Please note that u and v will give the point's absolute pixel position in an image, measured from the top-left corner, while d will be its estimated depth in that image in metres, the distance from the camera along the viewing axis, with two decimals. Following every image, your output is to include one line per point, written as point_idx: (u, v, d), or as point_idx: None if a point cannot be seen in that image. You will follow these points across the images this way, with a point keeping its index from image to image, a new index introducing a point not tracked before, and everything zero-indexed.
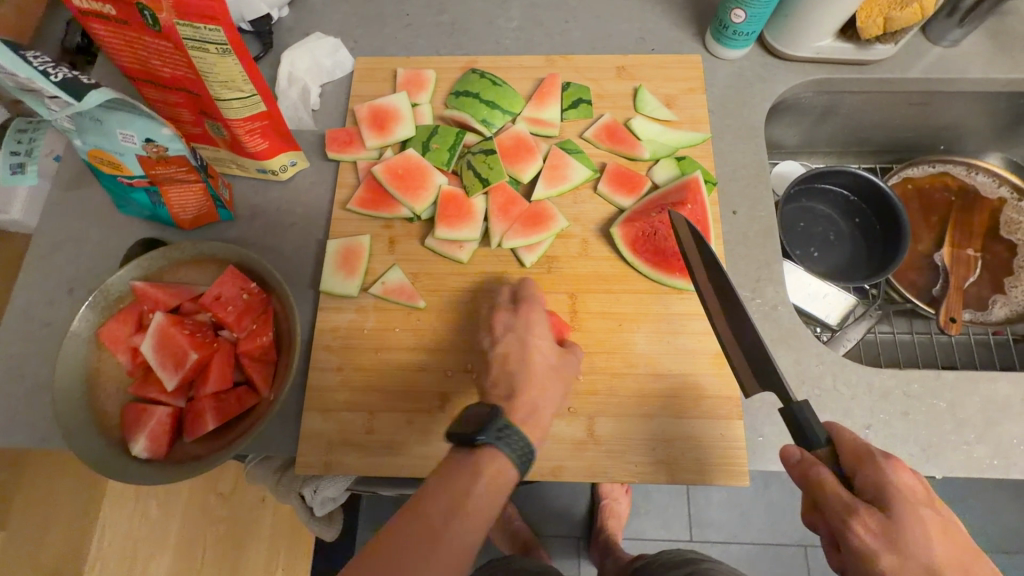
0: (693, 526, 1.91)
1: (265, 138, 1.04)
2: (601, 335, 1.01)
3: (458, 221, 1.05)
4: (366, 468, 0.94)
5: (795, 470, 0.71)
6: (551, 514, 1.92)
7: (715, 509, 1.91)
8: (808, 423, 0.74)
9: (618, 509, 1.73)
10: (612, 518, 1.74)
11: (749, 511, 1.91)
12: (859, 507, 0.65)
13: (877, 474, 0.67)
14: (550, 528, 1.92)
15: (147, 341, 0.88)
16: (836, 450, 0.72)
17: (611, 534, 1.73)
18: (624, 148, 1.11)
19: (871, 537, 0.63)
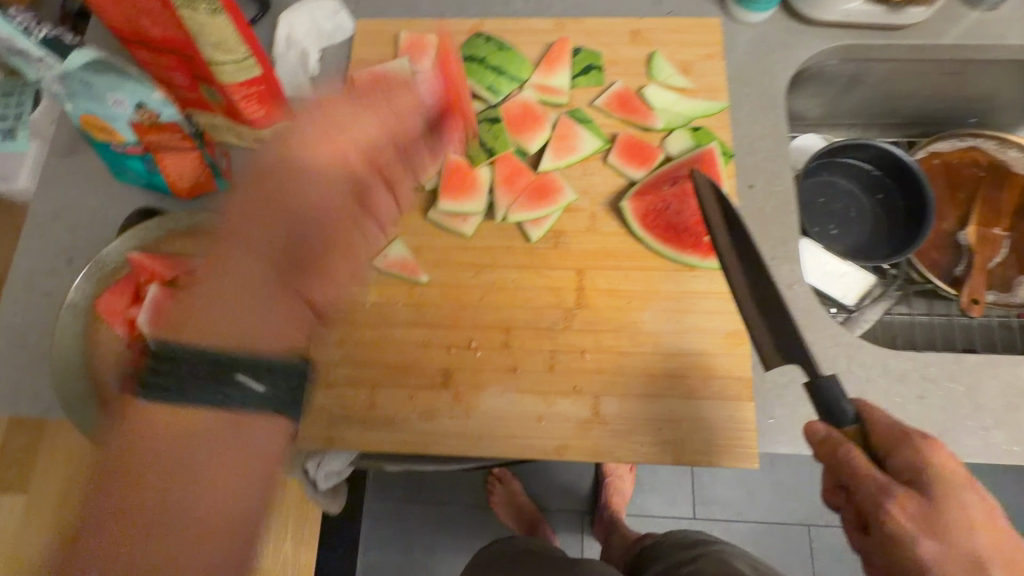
0: (697, 503, 1.90)
1: (262, 105, 1.00)
2: (608, 313, 0.98)
3: (461, 191, 1.02)
4: (368, 443, 0.94)
5: (823, 450, 0.69)
6: (555, 489, 1.93)
7: (719, 487, 1.90)
8: (835, 400, 0.72)
9: (622, 486, 1.75)
10: (617, 494, 1.76)
11: (754, 489, 1.90)
12: (896, 489, 0.63)
13: (914, 456, 0.65)
14: (554, 503, 1.92)
15: (144, 313, 0.86)
16: (866, 429, 0.71)
17: (614, 513, 1.73)
18: (636, 118, 1.06)
19: (907, 518, 0.62)
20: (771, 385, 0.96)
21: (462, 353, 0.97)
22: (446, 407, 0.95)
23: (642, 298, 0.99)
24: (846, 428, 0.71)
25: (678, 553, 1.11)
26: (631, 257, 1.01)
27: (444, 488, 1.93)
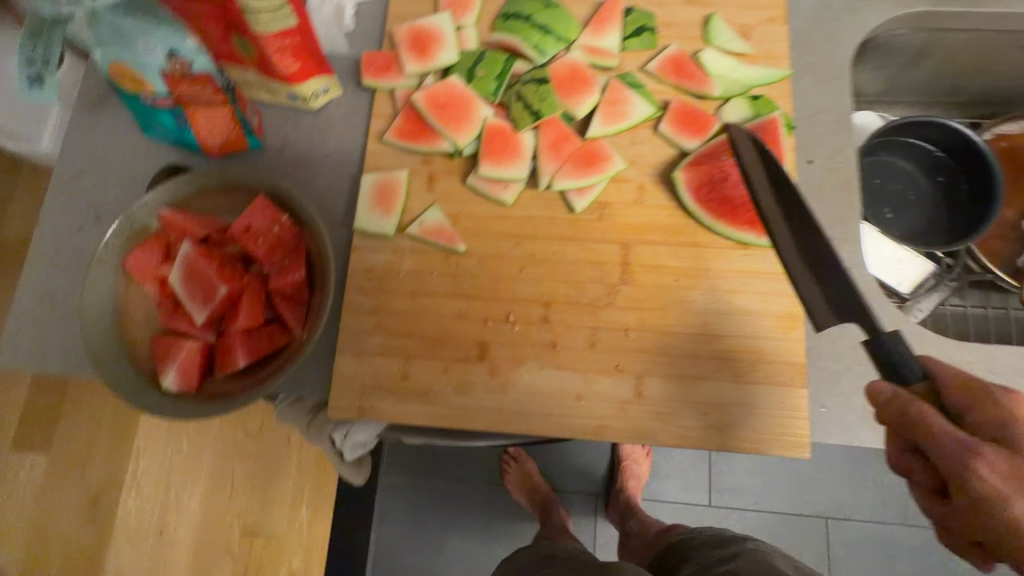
0: (712, 490, 1.87)
1: (296, 59, 0.94)
2: (654, 290, 0.93)
3: (504, 157, 0.96)
4: (400, 414, 0.91)
5: (890, 409, 0.64)
6: (570, 470, 1.89)
7: (738, 475, 1.86)
8: (903, 357, 0.68)
9: (639, 471, 1.72)
10: (633, 479, 1.73)
11: (773, 479, 1.85)
12: (983, 447, 0.58)
13: (995, 409, 0.60)
14: (569, 484, 1.89)
15: (176, 272, 0.83)
16: (935, 384, 0.66)
17: (630, 496, 1.70)
18: (691, 84, 0.99)
19: (997, 476, 0.57)
20: (823, 372, 0.91)
21: (499, 326, 0.93)
22: (481, 381, 0.91)
23: (689, 274, 0.94)
24: (915, 385, 0.67)
25: (709, 552, 1.09)
26: (680, 232, 0.95)
27: (454, 467, 1.82)
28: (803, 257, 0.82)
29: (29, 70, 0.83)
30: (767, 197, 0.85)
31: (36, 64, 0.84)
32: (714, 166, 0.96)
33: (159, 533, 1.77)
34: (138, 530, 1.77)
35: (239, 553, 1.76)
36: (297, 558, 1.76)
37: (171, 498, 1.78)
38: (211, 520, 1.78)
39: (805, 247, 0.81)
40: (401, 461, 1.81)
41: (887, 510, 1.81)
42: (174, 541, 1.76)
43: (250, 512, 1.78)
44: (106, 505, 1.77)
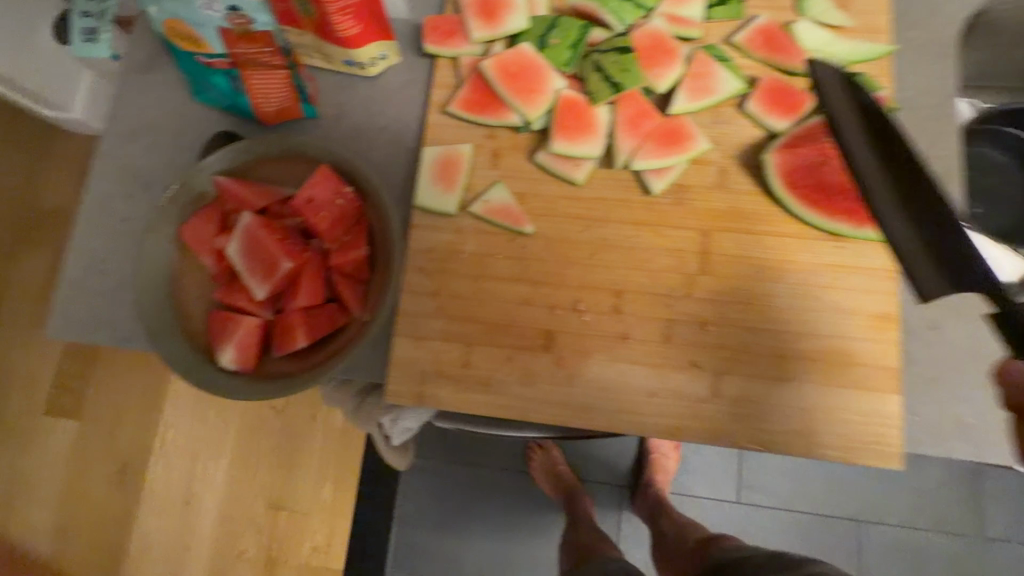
0: (741, 488, 1.76)
1: (357, 21, 0.87)
2: (735, 282, 0.87)
3: (578, 133, 0.89)
4: (460, 403, 0.86)
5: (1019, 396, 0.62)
6: (596, 459, 1.82)
7: (768, 473, 1.75)
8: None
9: (667, 464, 1.66)
10: (661, 474, 1.67)
11: (806, 480, 1.74)
12: None
13: None
14: (592, 474, 1.81)
15: (233, 244, 0.77)
16: None
17: (658, 491, 1.65)
18: (783, 59, 0.91)
19: None
20: (916, 377, 0.85)
21: (565, 314, 0.88)
22: (547, 372, 0.86)
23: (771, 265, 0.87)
24: None
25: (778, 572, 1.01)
26: (764, 220, 0.88)
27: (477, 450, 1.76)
28: (896, 194, 0.74)
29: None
30: (847, 118, 0.78)
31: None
32: (803, 149, 0.88)
33: (187, 501, 1.74)
34: (163, 498, 1.75)
35: (263, 527, 1.72)
36: (318, 535, 1.70)
37: (199, 470, 1.75)
38: (234, 496, 1.74)
39: (897, 185, 0.74)
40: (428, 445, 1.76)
41: (923, 518, 1.69)
42: (200, 514, 1.73)
43: (275, 486, 1.73)
44: (138, 473, 1.76)
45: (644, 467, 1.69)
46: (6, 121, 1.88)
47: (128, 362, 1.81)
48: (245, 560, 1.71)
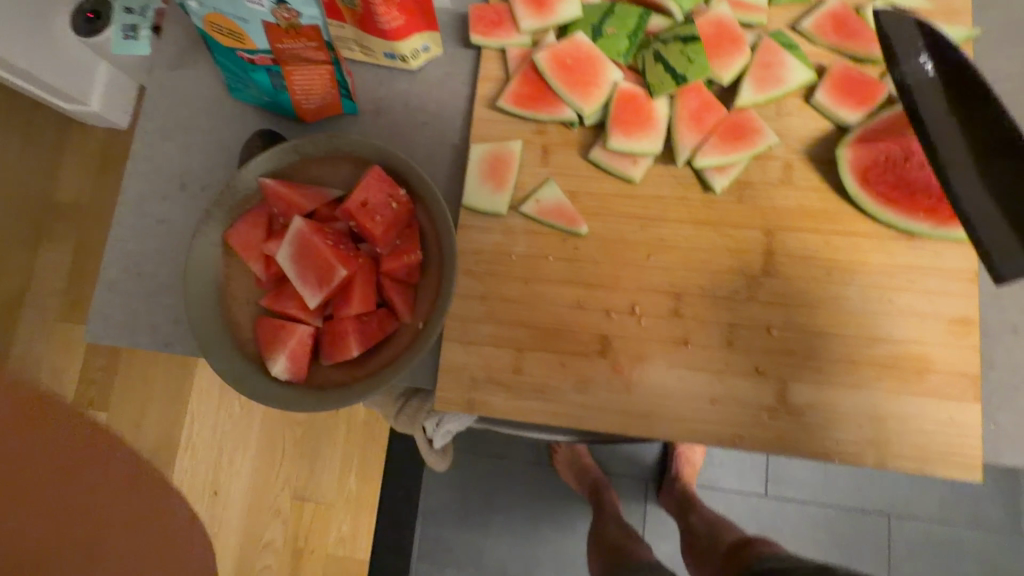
0: (769, 481, 1.69)
1: (403, 13, 0.84)
2: (801, 284, 0.83)
3: (636, 127, 0.84)
4: (513, 411, 0.84)
5: None
6: (621, 452, 1.79)
7: (796, 465, 1.69)
8: None
9: (693, 456, 1.64)
10: (687, 466, 1.65)
11: (835, 474, 1.67)
12: None
13: None
14: (617, 468, 1.78)
15: (284, 249, 0.75)
16: None
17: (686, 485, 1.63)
18: (856, 45, 0.85)
19: None
20: (995, 384, 0.81)
21: (621, 318, 0.84)
22: (604, 379, 0.83)
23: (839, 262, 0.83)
24: None
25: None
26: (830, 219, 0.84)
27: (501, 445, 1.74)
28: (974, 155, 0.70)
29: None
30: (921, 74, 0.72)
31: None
32: (879, 142, 0.83)
33: (214, 493, 1.71)
34: (189, 491, 1.71)
35: (290, 520, 1.69)
36: (345, 526, 1.67)
37: (223, 465, 1.71)
38: (257, 490, 1.71)
39: (978, 146, 0.70)
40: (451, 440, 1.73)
41: (955, 513, 1.62)
42: (223, 511, 1.70)
43: (303, 477, 1.69)
44: (163, 466, 1.74)
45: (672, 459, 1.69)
46: (22, 110, 1.84)
47: (150, 356, 1.78)
48: (271, 551, 1.68)
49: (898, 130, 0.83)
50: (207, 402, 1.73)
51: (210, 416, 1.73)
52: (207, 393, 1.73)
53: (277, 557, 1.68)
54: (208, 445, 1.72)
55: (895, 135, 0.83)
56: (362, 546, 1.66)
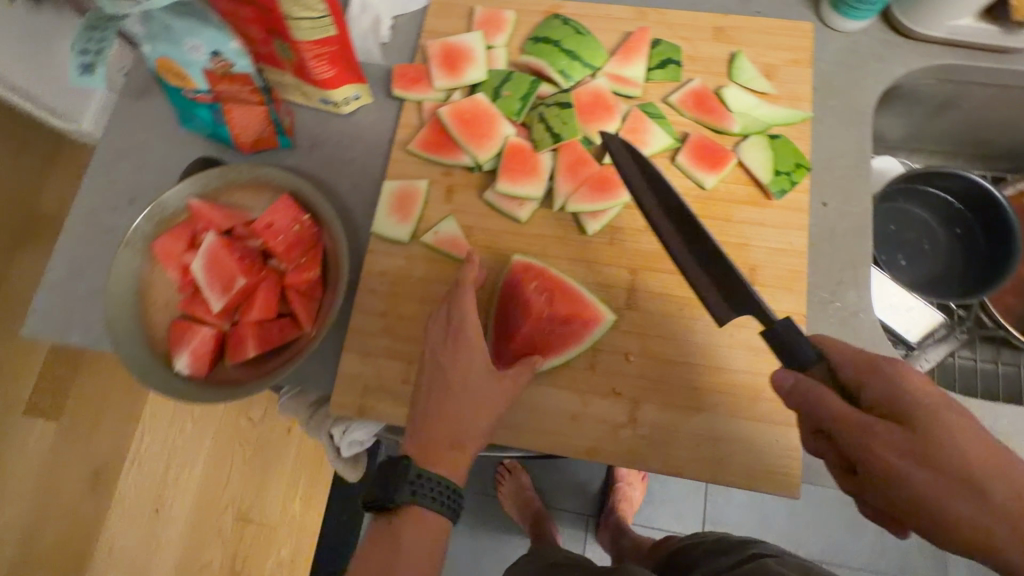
0: (706, 523, 1.73)
1: (332, 66, 1.01)
2: (659, 318, 0.95)
3: (522, 175, 0.98)
4: (399, 416, 0.95)
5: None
6: (565, 485, 1.85)
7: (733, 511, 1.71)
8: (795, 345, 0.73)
9: (632, 494, 1.67)
10: (624, 502, 1.68)
11: (767, 516, 1.70)
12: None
13: None
14: (562, 502, 1.85)
15: (198, 260, 0.88)
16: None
17: (620, 518, 1.66)
18: (712, 119, 1.02)
19: None
20: None
21: None
22: None
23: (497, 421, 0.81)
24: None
25: (719, 562, 1.05)
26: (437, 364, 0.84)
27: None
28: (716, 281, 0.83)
29: (82, 58, 0.87)
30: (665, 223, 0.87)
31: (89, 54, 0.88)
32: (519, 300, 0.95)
33: (155, 508, 2.05)
34: (137, 504, 2.05)
35: (231, 539, 2.00)
36: (285, 549, 1.97)
37: (172, 472, 2.07)
38: (206, 500, 2.04)
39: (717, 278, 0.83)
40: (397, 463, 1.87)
41: (885, 560, 1.64)
42: (169, 516, 2.04)
43: (245, 497, 2.03)
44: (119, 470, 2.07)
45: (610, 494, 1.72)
46: (13, 131, 2.04)
47: (115, 375, 2.13)
48: (209, 568, 1.98)
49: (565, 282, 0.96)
50: (158, 423, 2.12)
51: (159, 439, 2.10)
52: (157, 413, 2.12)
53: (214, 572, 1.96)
54: (153, 463, 2.08)
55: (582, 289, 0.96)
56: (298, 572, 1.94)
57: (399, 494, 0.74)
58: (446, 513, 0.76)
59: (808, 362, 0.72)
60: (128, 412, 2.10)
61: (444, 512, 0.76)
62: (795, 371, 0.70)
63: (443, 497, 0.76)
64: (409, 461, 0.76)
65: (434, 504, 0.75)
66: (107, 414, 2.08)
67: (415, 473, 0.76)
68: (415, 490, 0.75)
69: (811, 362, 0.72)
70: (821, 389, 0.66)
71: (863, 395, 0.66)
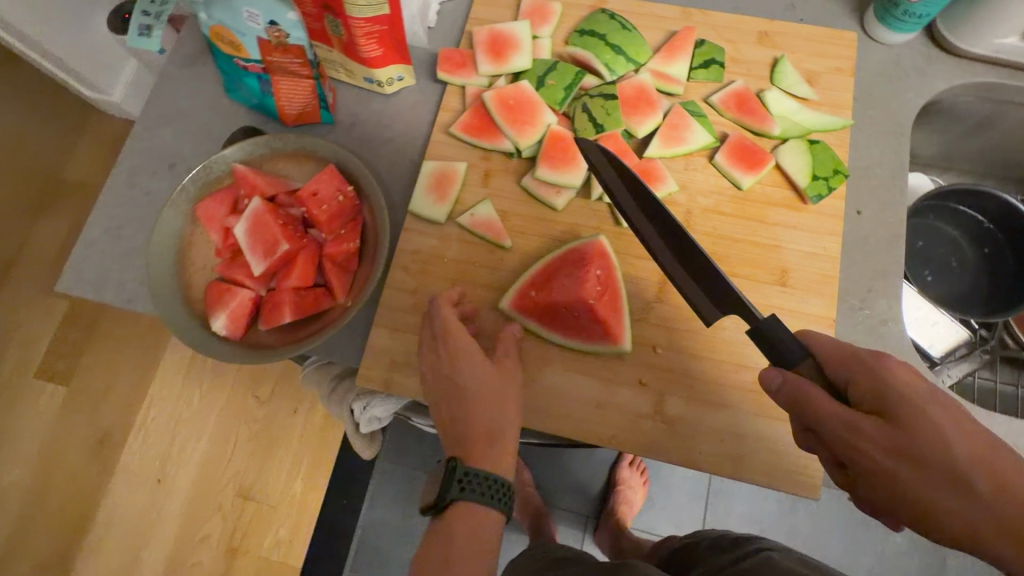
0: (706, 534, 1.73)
1: (380, 46, 1.02)
2: (689, 313, 0.95)
3: (561, 163, 1.00)
4: (425, 393, 0.96)
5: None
6: (566, 484, 1.84)
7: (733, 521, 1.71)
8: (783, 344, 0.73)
9: (632, 498, 1.68)
10: (625, 505, 1.68)
11: (769, 529, 1.69)
12: None
13: None
14: (561, 501, 1.84)
15: (242, 224, 0.90)
16: None
17: (620, 520, 1.66)
18: (752, 120, 1.03)
19: None
20: None
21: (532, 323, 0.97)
22: None
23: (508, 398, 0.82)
24: None
25: (721, 558, 1.05)
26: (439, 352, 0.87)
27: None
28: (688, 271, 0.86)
29: (143, 20, 1.00)
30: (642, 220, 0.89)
31: (149, 17, 1.01)
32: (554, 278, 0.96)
33: (158, 480, 1.98)
34: (139, 473, 1.99)
35: (231, 513, 1.94)
36: (284, 528, 1.92)
37: (178, 445, 2.01)
38: (207, 475, 1.98)
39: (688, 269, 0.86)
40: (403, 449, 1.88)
41: None
42: (172, 490, 1.97)
43: (249, 475, 1.97)
44: (125, 437, 2.03)
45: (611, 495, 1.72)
46: (52, 104, 2.40)
47: (132, 342, 2.14)
48: (207, 544, 1.92)
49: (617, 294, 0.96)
50: (167, 393, 2.06)
51: (168, 408, 2.05)
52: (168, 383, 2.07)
53: (211, 550, 1.91)
54: (157, 433, 2.03)
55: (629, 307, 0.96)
56: (297, 552, 1.89)
57: (449, 491, 0.77)
58: (500, 508, 0.78)
59: (797, 359, 0.73)
60: (139, 379, 2.09)
61: (498, 506, 0.78)
62: (783, 370, 0.71)
63: (494, 492, 0.78)
64: (457, 460, 0.79)
65: (488, 499, 0.78)
66: (117, 382, 2.09)
67: (461, 471, 0.78)
68: (464, 487, 0.77)
69: (797, 360, 0.72)
70: (811, 387, 0.67)
71: (851, 392, 0.68)
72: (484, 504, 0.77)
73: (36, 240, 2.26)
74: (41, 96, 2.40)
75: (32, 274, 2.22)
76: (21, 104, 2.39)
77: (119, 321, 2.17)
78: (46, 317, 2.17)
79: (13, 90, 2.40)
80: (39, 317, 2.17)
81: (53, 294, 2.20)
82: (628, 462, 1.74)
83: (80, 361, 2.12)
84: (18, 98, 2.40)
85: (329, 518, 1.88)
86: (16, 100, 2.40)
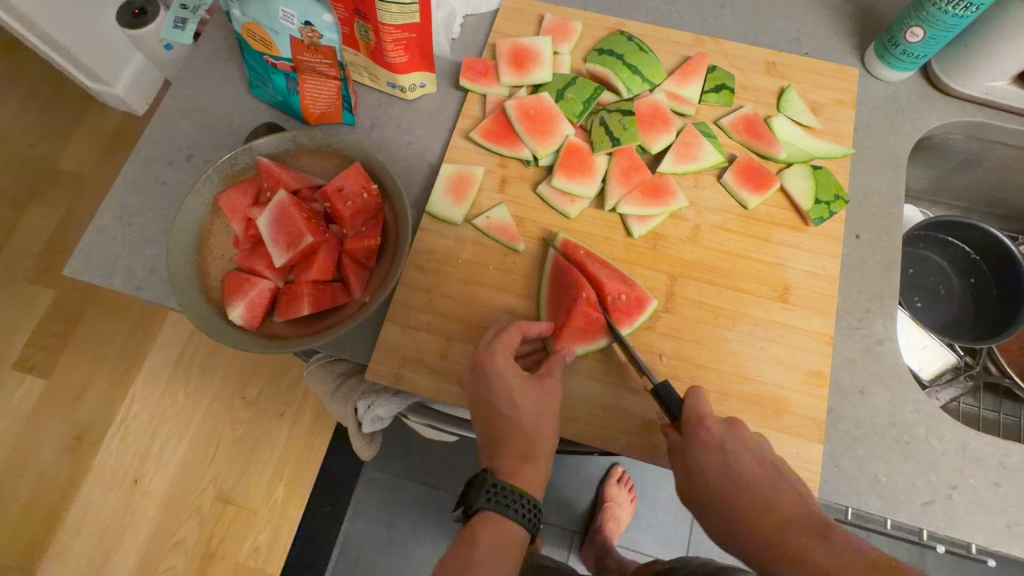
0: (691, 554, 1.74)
1: (406, 52, 1.05)
2: (694, 324, 0.99)
3: (578, 173, 1.05)
4: (434, 391, 0.97)
5: None
6: (552, 502, 1.84)
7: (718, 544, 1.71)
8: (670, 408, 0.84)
9: (619, 514, 1.68)
10: (612, 521, 1.68)
11: None
12: None
13: None
14: (548, 516, 1.82)
15: (265, 216, 0.91)
16: None
17: (607, 537, 1.65)
18: (760, 144, 1.08)
19: None
20: (842, 435, 0.96)
21: None
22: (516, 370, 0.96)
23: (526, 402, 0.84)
24: None
25: None
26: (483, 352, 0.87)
27: (439, 472, 1.88)
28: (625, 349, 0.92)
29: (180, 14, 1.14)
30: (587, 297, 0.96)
31: (187, 12, 1.16)
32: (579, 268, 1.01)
33: (134, 481, 1.93)
34: (114, 473, 1.94)
35: (209, 517, 1.89)
36: (262, 534, 1.87)
37: (157, 444, 1.97)
38: (186, 477, 1.93)
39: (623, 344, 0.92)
40: (393, 457, 1.88)
41: None
42: (147, 490, 1.92)
43: (230, 479, 1.93)
44: (103, 433, 1.98)
45: (598, 512, 1.71)
46: (53, 92, 2.39)
47: (118, 335, 2.10)
48: (181, 549, 1.86)
49: (597, 328, 0.97)
50: (151, 389, 2.03)
51: (150, 406, 2.01)
52: (154, 379, 2.04)
53: (186, 554, 1.86)
54: (138, 430, 1.98)
55: (583, 351, 0.95)
56: (275, 559, 1.85)
57: (476, 500, 0.77)
58: (523, 523, 0.76)
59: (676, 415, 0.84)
60: (123, 373, 2.05)
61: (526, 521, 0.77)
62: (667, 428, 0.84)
63: (523, 507, 0.77)
64: (490, 471, 0.80)
65: (512, 512, 0.77)
66: (98, 377, 2.05)
67: (491, 481, 0.78)
68: (493, 498, 0.77)
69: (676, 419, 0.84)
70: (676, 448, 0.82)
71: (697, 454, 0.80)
72: (511, 518, 0.76)
73: (24, 228, 2.22)
74: (42, 86, 2.40)
75: (18, 263, 2.18)
76: (19, 92, 2.38)
77: (105, 315, 2.13)
78: (29, 308, 2.13)
79: (13, 79, 2.39)
80: (21, 307, 2.13)
81: (38, 285, 2.16)
82: (616, 478, 1.76)
83: (61, 354, 2.08)
84: (18, 87, 2.39)
85: (312, 524, 1.84)
86: (16, 88, 2.39)
